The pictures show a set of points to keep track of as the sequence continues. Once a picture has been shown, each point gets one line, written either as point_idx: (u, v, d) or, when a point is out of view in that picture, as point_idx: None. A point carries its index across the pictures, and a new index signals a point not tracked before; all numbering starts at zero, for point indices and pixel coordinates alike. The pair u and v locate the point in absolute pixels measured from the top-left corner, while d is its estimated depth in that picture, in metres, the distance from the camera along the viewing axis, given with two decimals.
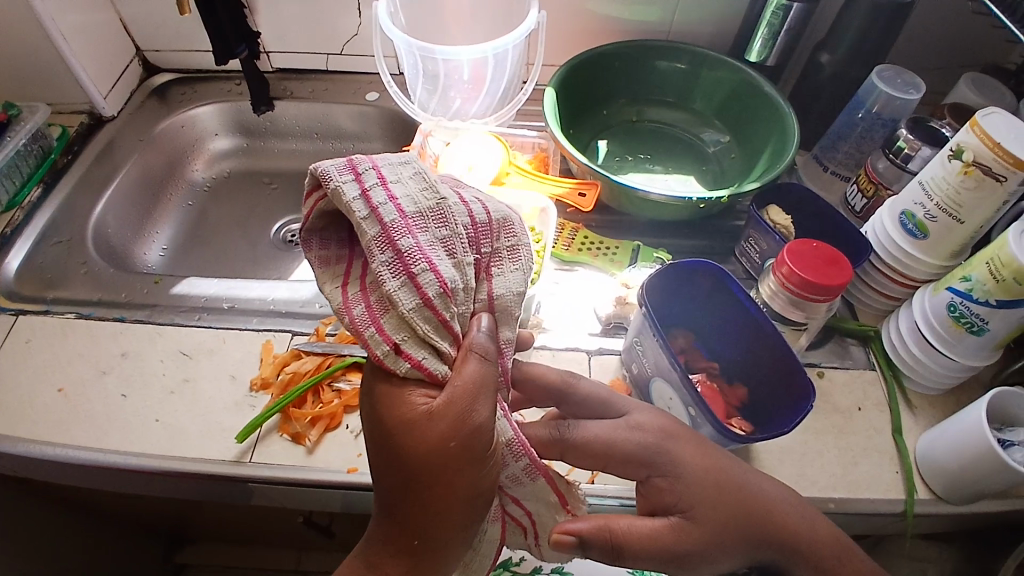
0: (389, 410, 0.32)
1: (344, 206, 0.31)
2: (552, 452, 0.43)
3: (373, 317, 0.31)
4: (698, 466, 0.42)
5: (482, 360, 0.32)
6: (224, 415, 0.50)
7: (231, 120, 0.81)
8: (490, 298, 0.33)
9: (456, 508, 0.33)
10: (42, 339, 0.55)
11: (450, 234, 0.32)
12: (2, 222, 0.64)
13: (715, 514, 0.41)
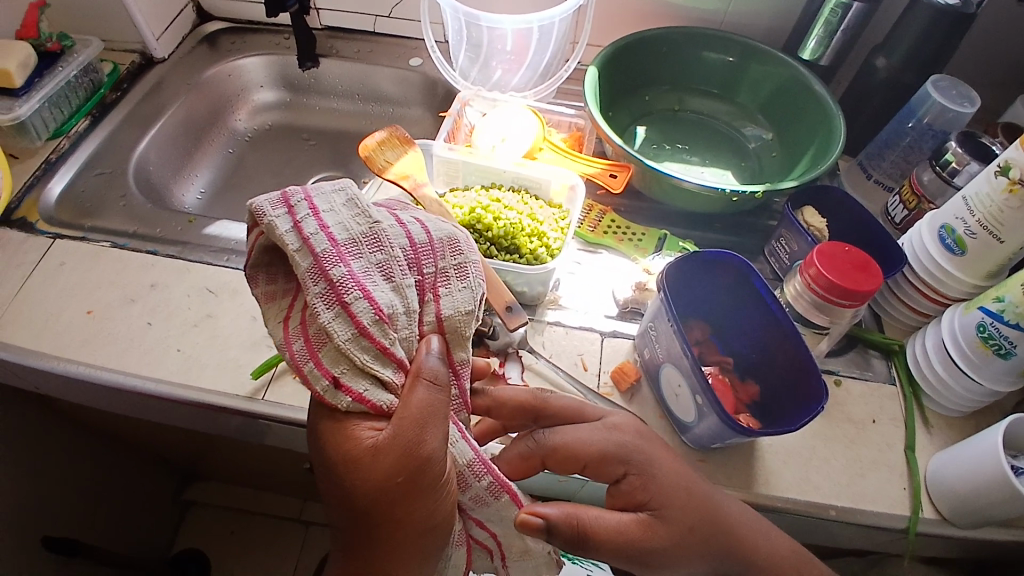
0: (340, 448, 0.34)
1: (277, 238, 0.34)
2: (533, 463, 0.45)
3: (312, 351, 0.33)
4: (670, 468, 0.44)
5: (430, 387, 0.35)
6: (241, 353, 0.52)
7: (277, 73, 0.82)
8: (437, 316, 0.36)
9: (416, 541, 0.35)
10: (77, 263, 0.57)
11: (387, 258, 0.34)
12: (49, 149, 0.67)
13: (682, 517, 0.42)
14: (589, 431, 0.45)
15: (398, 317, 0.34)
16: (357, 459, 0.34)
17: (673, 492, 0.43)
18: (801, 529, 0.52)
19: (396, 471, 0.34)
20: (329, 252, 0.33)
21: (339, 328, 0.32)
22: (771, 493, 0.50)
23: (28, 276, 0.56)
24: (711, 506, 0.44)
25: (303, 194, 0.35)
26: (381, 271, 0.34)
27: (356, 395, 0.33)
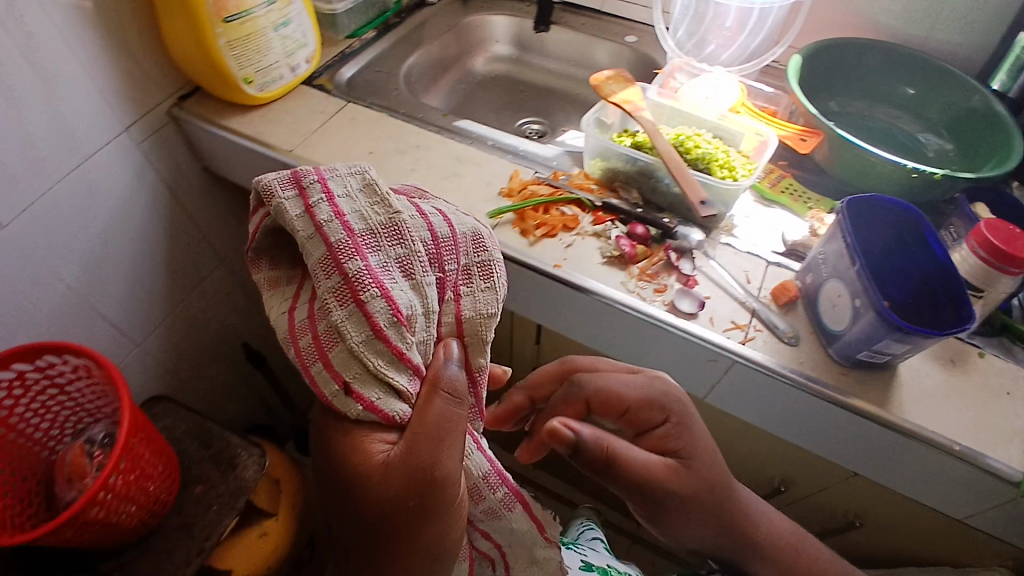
0: (352, 463, 0.38)
1: (288, 221, 0.37)
2: (578, 405, 0.56)
3: (324, 348, 0.36)
4: (699, 432, 0.53)
5: (450, 402, 0.39)
6: (477, 204, 0.67)
7: (513, 32, 0.99)
8: (456, 316, 0.39)
9: (421, 554, 0.39)
10: (363, 120, 0.76)
11: (407, 253, 0.37)
12: (345, 45, 0.86)
13: (705, 472, 0.52)
14: (629, 380, 0.55)
15: (414, 319, 0.36)
16: (371, 470, 0.38)
17: (700, 458, 0.52)
18: (926, 462, 0.56)
19: (410, 487, 0.38)
20: (343, 244, 0.36)
21: (356, 333, 0.35)
22: (901, 416, 0.54)
23: (329, 120, 0.75)
24: (726, 482, 0.54)
25: (319, 177, 0.38)
26: (399, 267, 0.37)
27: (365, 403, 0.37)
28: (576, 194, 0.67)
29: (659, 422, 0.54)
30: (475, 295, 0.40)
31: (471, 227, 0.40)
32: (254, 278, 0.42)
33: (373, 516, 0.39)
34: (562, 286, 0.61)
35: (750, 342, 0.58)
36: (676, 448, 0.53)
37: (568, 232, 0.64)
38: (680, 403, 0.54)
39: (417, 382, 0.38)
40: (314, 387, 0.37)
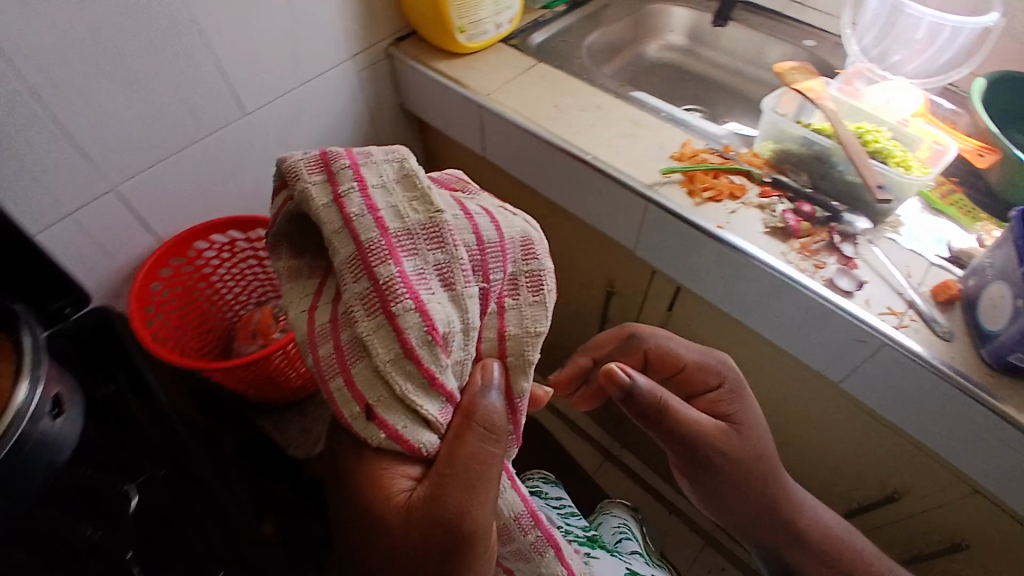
0: (379, 497, 0.43)
1: (318, 207, 0.40)
2: (638, 358, 0.68)
3: (348, 364, 0.40)
4: (746, 408, 0.61)
5: (482, 436, 0.43)
6: (648, 163, 0.72)
7: (691, 24, 1.05)
8: (499, 331, 0.44)
9: None
10: (551, 79, 0.84)
11: (447, 259, 0.40)
12: (539, 14, 0.95)
13: (750, 443, 0.59)
14: (688, 348, 0.66)
15: (449, 336, 0.40)
16: (396, 505, 0.43)
17: (741, 416, 0.60)
18: None
19: (432, 528, 0.42)
20: (375, 246, 0.39)
21: (387, 355, 0.39)
22: None
23: (519, 75, 0.84)
24: (765, 449, 0.60)
25: (349, 163, 0.41)
26: (439, 274, 0.40)
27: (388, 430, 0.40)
28: (746, 168, 0.72)
29: (712, 387, 0.63)
30: (521, 308, 0.44)
31: (519, 231, 0.44)
32: (274, 266, 0.46)
33: (397, 548, 0.44)
34: (720, 245, 0.66)
35: (903, 326, 0.60)
36: (722, 408, 0.61)
37: (733, 200, 0.69)
38: (731, 369, 0.64)
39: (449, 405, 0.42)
40: (335, 403, 0.41)
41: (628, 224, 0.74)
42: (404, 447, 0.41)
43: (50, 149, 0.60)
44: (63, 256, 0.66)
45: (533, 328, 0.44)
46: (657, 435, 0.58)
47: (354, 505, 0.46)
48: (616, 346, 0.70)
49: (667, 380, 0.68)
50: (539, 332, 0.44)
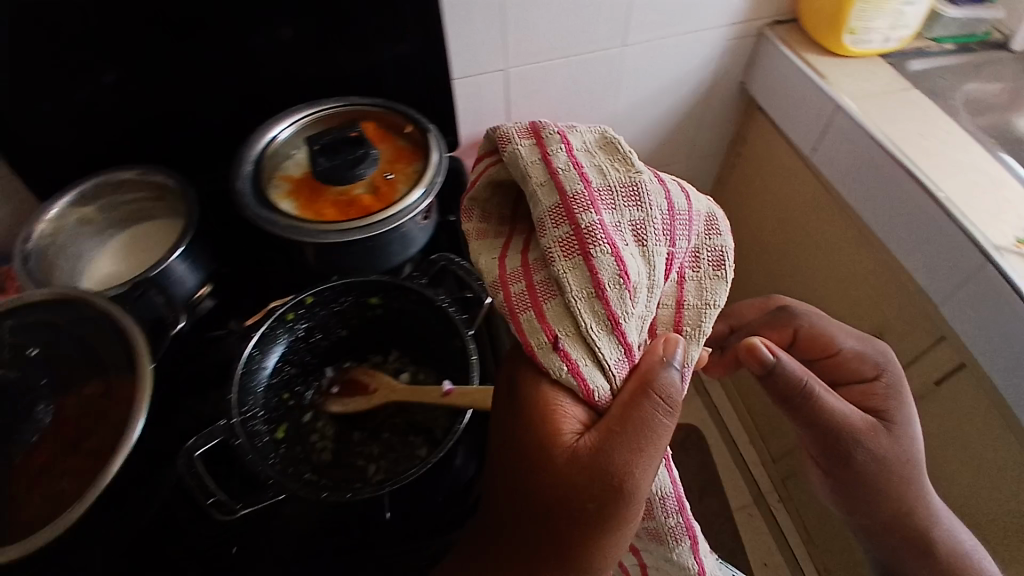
0: (550, 438, 0.44)
1: (535, 166, 0.47)
2: (786, 335, 0.69)
3: (539, 302, 0.44)
4: (900, 407, 0.59)
5: (659, 403, 0.43)
6: (1002, 226, 0.68)
7: None
8: (677, 297, 0.46)
9: (589, 542, 0.43)
10: (919, 107, 0.81)
11: (642, 218, 0.44)
12: (925, 44, 0.91)
13: (897, 445, 0.57)
14: (850, 339, 0.65)
15: (638, 285, 0.43)
16: (562, 447, 0.44)
17: (896, 411, 0.59)
18: None
19: (591, 479, 0.43)
20: (581, 197, 0.44)
21: (580, 294, 0.43)
22: None
23: (888, 92, 0.83)
24: (914, 448, 0.58)
25: (558, 131, 0.49)
26: (632, 230, 0.44)
27: (570, 365, 0.43)
28: None
29: (867, 378, 0.63)
30: (701, 280, 0.46)
31: (705, 211, 0.47)
32: (465, 227, 0.54)
33: (546, 492, 0.44)
34: None
35: None
36: (875, 395, 0.61)
37: None
38: (892, 365, 0.62)
39: (625, 358, 0.44)
40: (525, 333, 0.44)
41: (945, 273, 0.71)
42: (580, 387, 0.43)
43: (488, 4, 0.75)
44: (457, 97, 0.85)
45: (710, 301, 0.46)
46: (795, 418, 0.58)
47: (507, 439, 0.48)
48: (764, 319, 0.71)
49: (814, 365, 0.68)
50: (716, 305, 0.46)
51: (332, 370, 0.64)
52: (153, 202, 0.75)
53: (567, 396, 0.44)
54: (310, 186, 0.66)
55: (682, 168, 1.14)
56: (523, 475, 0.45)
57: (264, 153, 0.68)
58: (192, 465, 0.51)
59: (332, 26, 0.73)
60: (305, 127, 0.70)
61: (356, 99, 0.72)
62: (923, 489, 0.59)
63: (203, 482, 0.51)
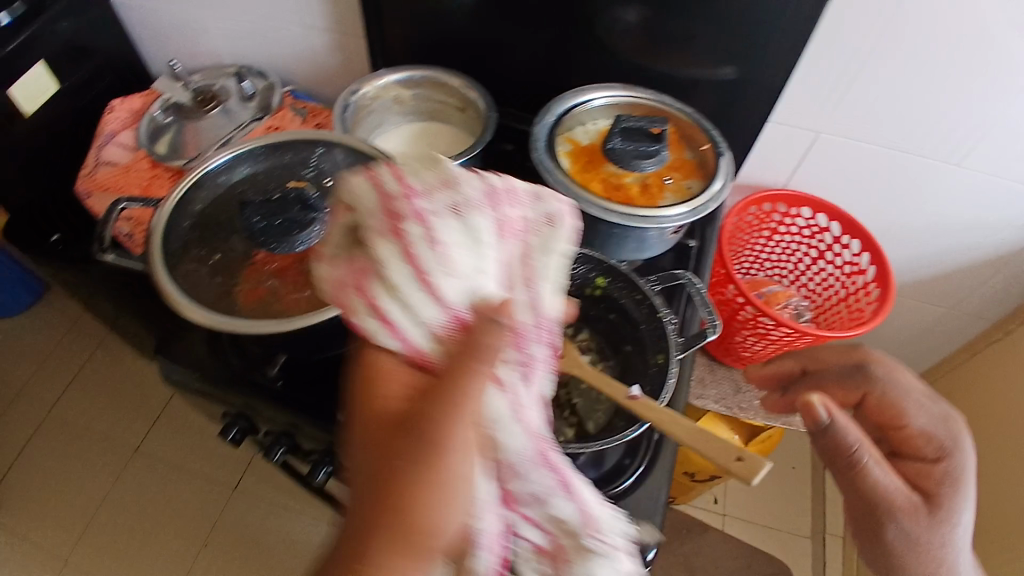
0: (382, 405, 0.44)
1: (352, 189, 0.45)
2: (855, 393, 0.59)
3: (364, 285, 0.43)
4: (956, 501, 0.51)
5: (473, 350, 0.42)
6: None
7: None
8: (510, 258, 0.46)
9: (413, 489, 0.39)
10: None
11: (461, 198, 0.44)
12: None
13: (944, 538, 0.50)
14: (926, 418, 0.55)
15: (451, 249, 0.43)
16: (381, 410, 0.43)
17: (952, 498, 0.51)
18: None
19: (407, 431, 0.41)
20: (401, 195, 0.43)
21: (397, 266, 0.42)
22: None
23: None
24: (959, 541, 0.51)
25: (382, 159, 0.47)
26: (453, 209, 0.44)
27: (396, 331, 0.43)
28: None
29: (927, 458, 0.54)
30: (529, 241, 0.47)
31: (528, 185, 0.49)
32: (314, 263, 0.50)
33: (370, 453, 0.42)
34: None
35: None
36: (939, 474, 0.52)
37: None
38: (962, 452, 0.53)
39: (446, 319, 0.43)
40: (348, 313, 0.43)
41: None
42: (405, 347, 0.43)
43: (840, 71, 0.74)
44: (761, 139, 0.85)
45: (538, 253, 0.47)
46: (836, 478, 0.53)
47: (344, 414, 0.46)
48: (838, 371, 0.60)
49: (877, 430, 0.59)
50: (543, 256, 0.46)
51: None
52: (456, 111, 0.82)
53: (394, 358, 0.44)
54: (593, 156, 0.70)
55: (939, 314, 1.03)
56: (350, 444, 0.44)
57: (574, 109, 0.72)
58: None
59: (666, 33, 0.76)
60: (616, 104, 0.74)
61: (671, 101, 0.73)
62: None
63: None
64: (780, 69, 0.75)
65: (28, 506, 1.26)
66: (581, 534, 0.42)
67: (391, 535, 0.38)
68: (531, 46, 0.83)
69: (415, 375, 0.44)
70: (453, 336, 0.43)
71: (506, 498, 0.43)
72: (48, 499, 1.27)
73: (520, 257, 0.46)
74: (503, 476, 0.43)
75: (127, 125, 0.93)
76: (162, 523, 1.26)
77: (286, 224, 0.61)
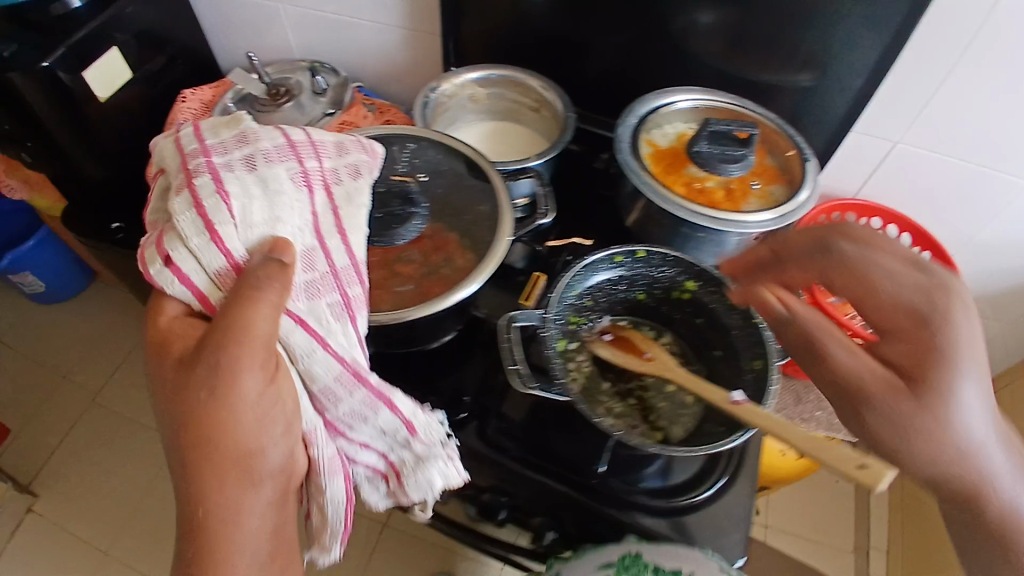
0: (167, 349, 0.53)
1: (167, 155, 0.55)
2: (818, 273, 0.48)
3: (161, 239, 0.52)
4: (944, 379, 0.38)
5: (250, 297, 0.51)
6: None
7: None
8: (314, 207, 0.58)
9: (232, 425, 0.51)
10: None
11: (252, 153, 0.55)
12: None
13: (931, 422, 0.38)
14: (906, 283, 0.42)
15: (238, 203, 0.53)
16: (173, 351, 0.52)
17: (944, 378, 0.38)
18: None
19: (200, 378, 0.50)
20: (192, 158, 0.54)
21: (184, 218, 0.50)
22: None
23: None
24: (961, 425, 0.38)
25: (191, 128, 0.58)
26: (244, 162, 0.54)
27: (179, 276, 0.51)
28: None
29: (909, 328, 0.41)
30: (336, 188, 0.60)
31: (332, 141, 0.62)
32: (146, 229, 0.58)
33: (163, 397, 0.52)
34: None
35: None
36: (931, 349, 0.39)
37: None
38: (950, 322, 0.39)
39: (226, 265, 0.52)
40: (144, 266, 0.51)
41: None
42: (192, 292, 0.52)
43: (922, 82, 0.74)
44: (843, 146, 0.84)
45: (346, 199, 0.60)
46: (807, 373, 0.45)
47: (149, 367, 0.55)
48: (801, 252, 0.49)
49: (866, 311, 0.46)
50: (347, 202, 0.60)
51: (617, 319, 0.66)
52: (530, 111, 0.82)
53: (175, 305, 0.53)
54: (676, 159, 0.69)
55: (1000, 327, 1.02)
56: (155, 398, 0.53)
57: (656, 112, 0.73)
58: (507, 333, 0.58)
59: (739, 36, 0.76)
60: (697, 110, 0.73)
61: (755, 105, 0.73)
62: (992, 476, 0.39)
63: (506, 353, 0.56)
64: (862, 78, 0.74)
65: (72, 488, 1.28)
66: (410, 437, 0.62)
67: (211, 465, 0.50)
68: (602, 47, 0.83)
69: (198, 322, 0.54)
70: (232, 279, 0.53)
71: (335, 426, 0.61)
72: (92, 483, 1.29)
73: (321, 209, 0.58)
74: (322, 400, 0.58)
75: (199, 115, 0.95)
76: None
77: (392, 215, 0.65)
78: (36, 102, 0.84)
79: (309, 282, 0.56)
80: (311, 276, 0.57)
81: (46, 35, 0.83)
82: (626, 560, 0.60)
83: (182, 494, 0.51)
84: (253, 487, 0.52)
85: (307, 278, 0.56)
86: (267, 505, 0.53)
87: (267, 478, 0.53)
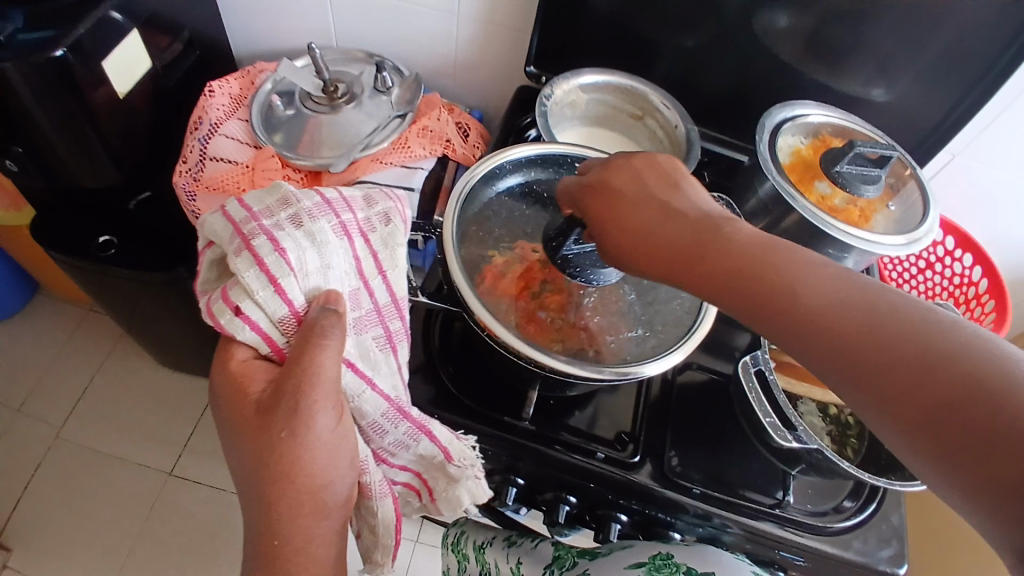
0: (234, 382, 0.46)
1: (213, 227, 0.47)
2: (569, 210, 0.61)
3: (228, 297, 0.45)
4: (614, 211, 0.53)
5: (312, 341, 0.45)
6: None
7: None
8: (361, 253, 0.52)
9: (305, 466, 0.45)
10: None
11: (297, 209, 0.48)
12: None
13: (628, 243, 0.51)
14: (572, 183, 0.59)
15: (297, 259, 0.47)
16: (248, 400, 0.45)
17: (611, 212, 0.53)
18: None
19: (272, 415, 0.44)
20: (244, 220, 0.46)
21: (248, 273, 0.45)
22: None
23: None
24: (657, 232, 0.50)
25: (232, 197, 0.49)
26: (291, 219, 0.47)
27: (251, 325, 0.46)
28: None
29: (592, 194, 0.55)
30: (382, 235, 0.53)
31: (359, 191, 0.54)
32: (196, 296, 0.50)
33: (235, 439, 0.45)
34: None
35: None
36: (613, 217, 0.52)
37: None
38: (599, 181, 0.55)
39: (291, 313, 0.47)
40: (218, 327, 0.45)
41: None
42: (261, 340, 0.47)
43: (993, 108, 0.79)
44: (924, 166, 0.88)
45: (395, 243, 0.54)
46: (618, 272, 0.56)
47: (216, 412, 0.48)
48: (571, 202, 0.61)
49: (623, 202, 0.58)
50: (397, 246, 0.54)
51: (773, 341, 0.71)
52: (629, 118, 0.80)
53: (242, 348, 0.47)
54: (809, 170, 0.71)
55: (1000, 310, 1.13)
56: (223, 436, 0.47)
57: (791, 119, 0.74)
58: (752, 385, 0.61)
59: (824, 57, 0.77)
60: (815, 127, 0.75)
61: (862, 122, 0.76)
62: (721, 252, 0.46)
63: (759, 404, 0.60)
64: (947, 107, 0.78)
65: (51, 537, 1.08)
66: (445, 463, 0.60)
67: (283, 503, 0.45)
68: (684, 55, 0.82)
69: (271, 366, 0.48)
70: (294, 328, 0.48)
71: (379, 453, 0.60)
72: (60, 529, 1.09)
73: (369, 253, 0.53)
74: (369, 432, 0.56)
75: (230, 113, 0.84)
76: (216, 545, 1.11)
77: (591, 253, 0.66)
78: (42, 101, 0.68)
79: (356, 319, 0.52)
80: (357, 313, 0.53)
81: (49, 19, 0.68)
82: (660, 559, 0.59)
83: (252, 523, 0.45)
84: (322, 519, 0.47)
85: (354, 314, 0.52)
86: (334, 534, 0.48)
87: (336, 510, 0.48)
